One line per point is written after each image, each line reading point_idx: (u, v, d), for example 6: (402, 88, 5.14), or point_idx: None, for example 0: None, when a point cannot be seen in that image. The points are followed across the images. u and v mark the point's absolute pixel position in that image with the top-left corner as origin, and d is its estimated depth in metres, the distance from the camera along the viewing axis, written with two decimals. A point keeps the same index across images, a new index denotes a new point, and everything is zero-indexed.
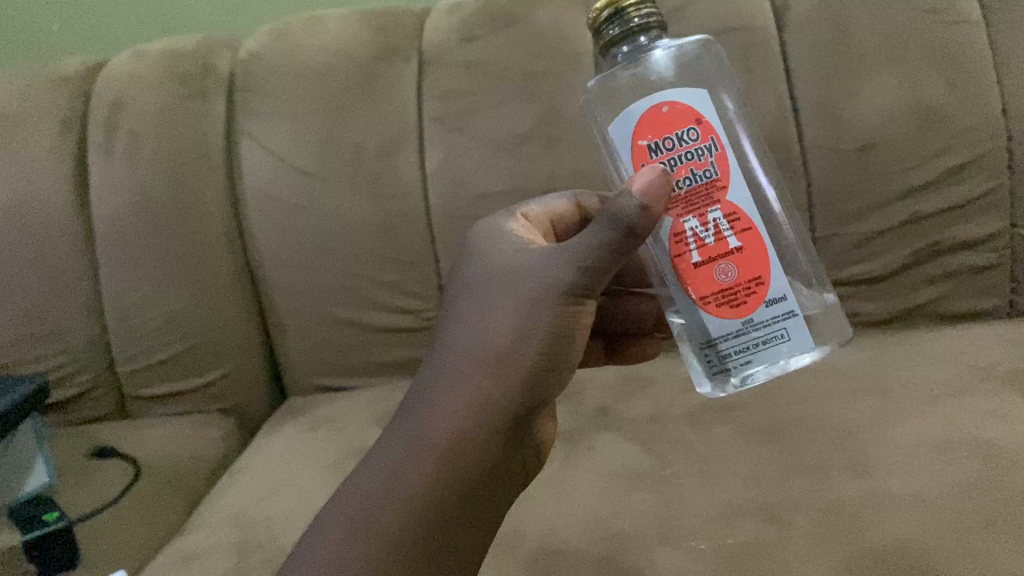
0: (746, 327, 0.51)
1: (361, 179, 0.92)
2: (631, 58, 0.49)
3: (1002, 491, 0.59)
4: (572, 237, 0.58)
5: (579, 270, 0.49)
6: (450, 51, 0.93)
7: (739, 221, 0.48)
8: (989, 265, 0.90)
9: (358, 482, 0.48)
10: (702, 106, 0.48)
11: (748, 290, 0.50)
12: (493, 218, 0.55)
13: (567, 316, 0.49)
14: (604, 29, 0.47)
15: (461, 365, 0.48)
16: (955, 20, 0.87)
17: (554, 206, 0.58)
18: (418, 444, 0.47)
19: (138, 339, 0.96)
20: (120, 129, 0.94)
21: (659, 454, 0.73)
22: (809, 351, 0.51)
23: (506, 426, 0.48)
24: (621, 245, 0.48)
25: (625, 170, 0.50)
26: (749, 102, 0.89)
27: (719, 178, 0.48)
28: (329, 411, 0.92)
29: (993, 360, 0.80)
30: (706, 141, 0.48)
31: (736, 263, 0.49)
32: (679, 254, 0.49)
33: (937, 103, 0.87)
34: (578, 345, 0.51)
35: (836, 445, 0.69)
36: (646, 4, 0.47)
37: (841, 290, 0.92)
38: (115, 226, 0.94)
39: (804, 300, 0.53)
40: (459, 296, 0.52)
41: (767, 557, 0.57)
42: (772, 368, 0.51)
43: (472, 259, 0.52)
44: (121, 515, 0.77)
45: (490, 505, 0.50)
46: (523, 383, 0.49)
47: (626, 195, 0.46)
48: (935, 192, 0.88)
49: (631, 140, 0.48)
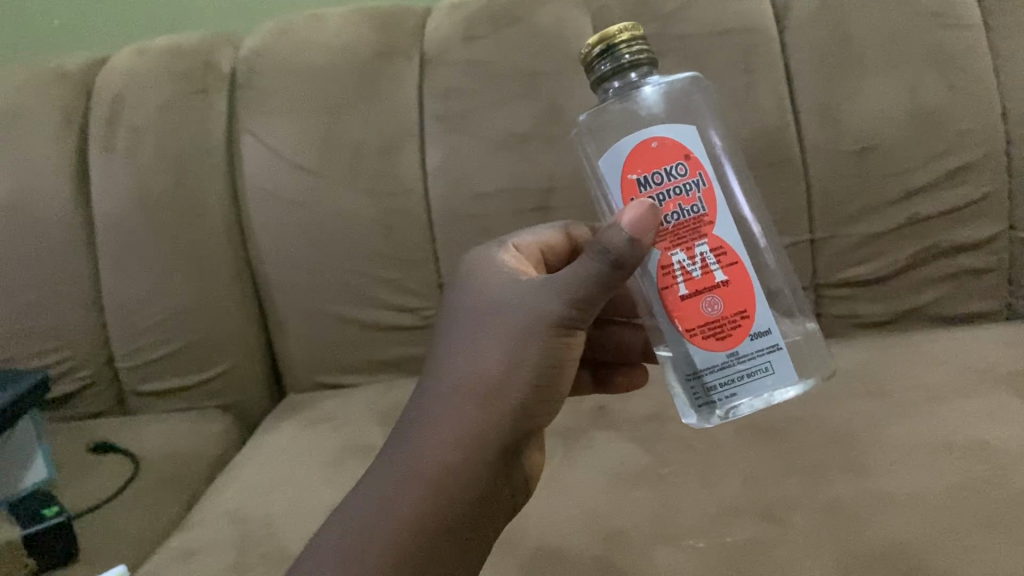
0: (731, 360, 0.46)
1: (361, 177, 0.90)
2: (621, 94, 0.44)
3: (1005, 497, 0.57)
4: (563, 268, 0.55)
5: (569, 302, 0.45)
6: (452, 50, 0.90)
7: (726, 256, 0.45)
8: (987, 267, 0.85)
9: (345, 517, 0.45)
10: (690, 142, 0.44)
11: (734, 323, 0.45)
12: (480, 249, 0.52)
13: (557, 349, 0.46)
14: (594, 66, 0.44)
15: (445, 398, 0.46)
16: (955, 23, 0.82)
17: (545, 236, 0.54)
18: (404, 477, 0.44)
19: (140, 334, 0.95)
20: (120, 125, 0.94)
21: (659, 451, 0.70)
22: (796, 384, 0.46)
23: (493, 461, 0.45)
24: (610, 279, 0.44)
25: (612, 205, 0.46)
26: (748, 102, 0.84)
27: (707, 213, 0.44)
28: (325, 410, 0.90)
29: (993, 361, 0.76)
30: (694, 177, 0.44)
31: (722, 297, 0.45)
32: (666, 287, 0.45)
33: (937, 106, 0.82)
34: (567, 379, 0.47)
35: (832, 445, 0.67)
36: (638, 40, 0.43)
37: (838, 291, 0.88)
38: (116, 221, 0.93)
39: (787, 330, 0.48)
40: (444, 331, 0.49)
41: (766, 556, 0.56)
42: (756, 401, 0.46)
43: (456, 294, 0.49)
44: (120, 512, 0.77)
45: (480, 537, 0.47)
46: (510, 417, 0.45)
47: (615, 229, 0.43)
48: (933, 197, 0.84)
49: (620, 174, 0.45)
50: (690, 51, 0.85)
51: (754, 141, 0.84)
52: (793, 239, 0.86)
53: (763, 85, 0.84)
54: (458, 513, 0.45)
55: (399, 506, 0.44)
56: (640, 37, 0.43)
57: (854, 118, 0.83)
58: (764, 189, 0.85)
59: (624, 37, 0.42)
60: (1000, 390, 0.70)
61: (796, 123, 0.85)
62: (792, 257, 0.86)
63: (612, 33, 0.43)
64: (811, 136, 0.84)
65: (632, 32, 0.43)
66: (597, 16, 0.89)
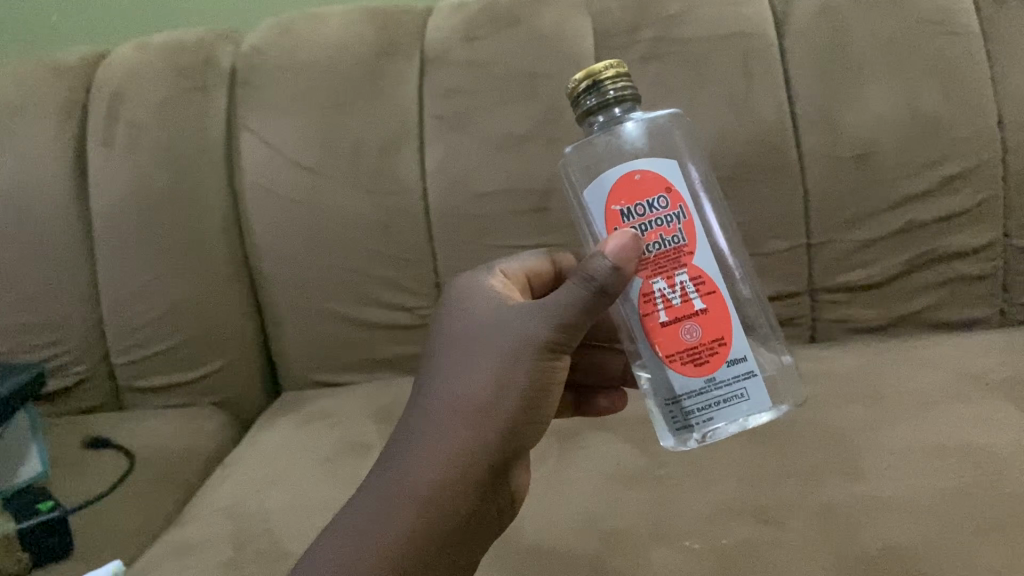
0: (708, 386, 0.46)
1: (360, 175, 0.90)
2: (606, 128, 0.45)
3: (999, 501, 0.57)
4: (548, 295, 0.55)
5: (555, 325, 0.46)
6: (453, 50, 0.91)
7: (704, 285, 0.45)
8: (982, 275, 0.86)
9: (336, 529, 0.45)
10: (671, 175, 0.45)
11: (711, 350, 0.46)
12: (468, 276, 0.52)
13: (544, 373, 0.46)
14: (580, 101, 0.45)
15: (436, 418, 0.46)
16: (953, 32, 0.83)
17: (531, 263, 0.55)
18: (395, 496, 0.44)
19: (135, 331, 0.94)
20: (120, 120, 0.93)
21: (654, 453, 0.71)
22: (769, 411, 0.47)
23: (482, 482, 0.45)
24: (594, 304, 0.45)
25: (596, 236, 0.47)
26: (748, 107, 0.84)
27: (686, 244, 0.45)
28: (322, 407, 0.90)
29: (988, 366, 0.76)
30: (675, 209, 0.45)
31: (701, 324, 0.46)
32: (646, 314, 0.46)
33: (934, 114, 0.82)
34: (553, 401, 0.47)
35: (827, 448, 0.67)
36: (623, 77, 0.44)
37: (835, 296, 0.88)
38: (114, 216, 0.92)
39: (762, 361, 0.49)
40: (434, 353, 0.49)
41: (761, 556, 0.56)
42: (732, 426, 0.47)
43: (447, 317, 0.50)
44: (116, 507, 0.77)
45: (468, 553, 0.47)
46: (499, 438, 0.45)
47: (598, 257, 0.44)
48: (929, 204, 0.84)
49: (603, 206, 0.45)
50: (690, 54, 0.85)
51: (752, 146, 0.84)
52: (789, 243, 0.86)
53: (761, 90, 0.84)
54: (447, 532, 0.45)
55: (391, 523, 0.44)
56: (625, 74, 0.44)
57: (852, 125, 0.83)
58: (762, 193, 0.85)
59: (610, 73, 0.44)
60: (995, 396, 0.71)
61: (794, 128, 0.85)
62: (789, 263, 0.87)
63: (598, 69, 0.44)
64: (808, 141, 0.84)
65: (618, 68, 0.44)
66: (598, 18, 0.89)
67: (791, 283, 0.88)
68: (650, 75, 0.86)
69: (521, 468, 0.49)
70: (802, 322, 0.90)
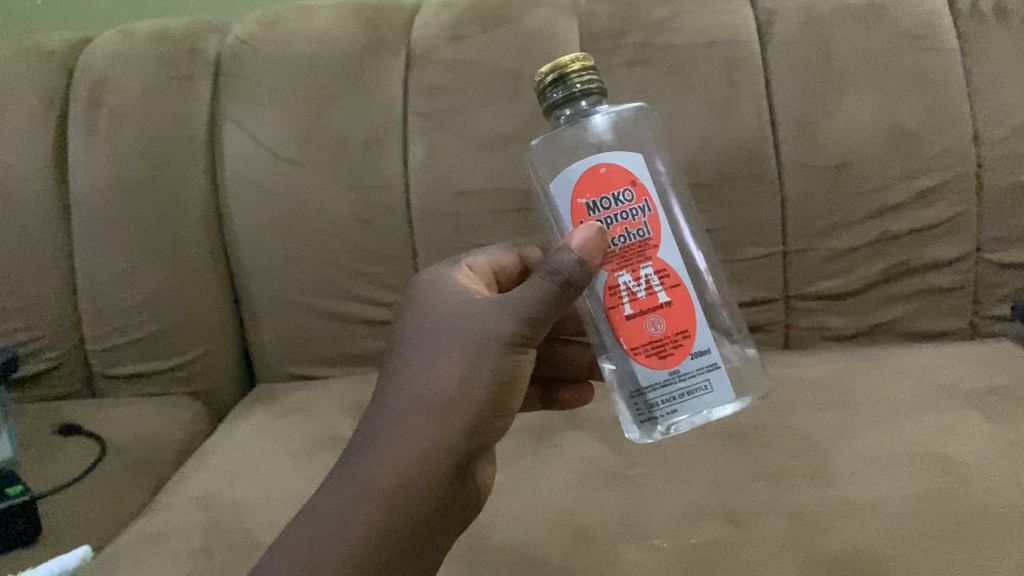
0: (672, 378, 0.47)
1: (343, 170, 0.90)
2: (572, 121, 0.46)
3: (963, 510, 0.58)
4: (514, 288, 0.56)
5: (521, 319, 0.46)
6: (439, 48, 0.91)
7: (669, 278, 0.46)
8: (953, 287, 0.87)
9: (303, 523, 0.45)
10: (636, 168, 0.45)
11: (675, 342, 0.46)
12: (433, 269, 0.52)
13: (509, 366, 0.47)
14: (546, 94, 0.45)
15: (401, 411, 0.46)
16: (932, 47, 0.84)
17: (498, 257, 0.55)
18: (361, 491, 0.44)
19: (111, 318, 0.94)
20: (102, 106, 0.93)
21: (627, 453, 0.71)
22: (733, 403, 0.47)
23: (448, 475, 0.46)
24: (560, 298, 0.46)
25: (561, 229, 0.47)
26: (730, 114, 0.85)
27: (651, 237, 0.46)
28: (296, 400, 0.90)
29: (956, 376, 0.77)
30: (640, 203, 0.46)
31: (665, 317, 0.46)
32: (612, 307, 0.46)
33: (912, 127, 0.84)
34: (518, 394, 0.48)
35: (798, 453, 0.68)
36: (589, 71, 0.44)
37: (809, 304, 0.89)
38: (93, 202, 0.92)
39: (726, 352, 0.50)
40: (397, 346, 0.49)
41: (729, 557, 0.57)
42: (695, 418, 0.48)
43: (409, 312, 0.50)
44: (87, 493, 0.76)
45: (431, 546, 0.47)
46: (465, 432, 0.46)
47: (564, 251, 0.44)
48: (905, 215, 0.85)
49: (569, 199, 0.46)
50: (674, 60, 0.86)
51: (733, 153, 0.85)
52: (766, 250, 0.87)
53: (743, 98, 0.85)
54: (413, 526, 0.45)
55: (357, 518, 0.44)
56: (590, 68, 0.44)
57: (830, 136, 0.84)
58: (740, 200, 0.86)
59: (576, 67, 0.44)
60: (963, 407, 0.72)
61: (774, 137, 0.86)
62: (764, 270, 0.88)
63: (564, 63, 0.44)
64: (787, 150, 0.85)
65: (584, 62, 0.44)
66: (584, 21, 0.90)
67: (766, 290, 0.89)
68: (634, 80, 0.87)
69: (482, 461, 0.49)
70: (776, 328, 0.91)
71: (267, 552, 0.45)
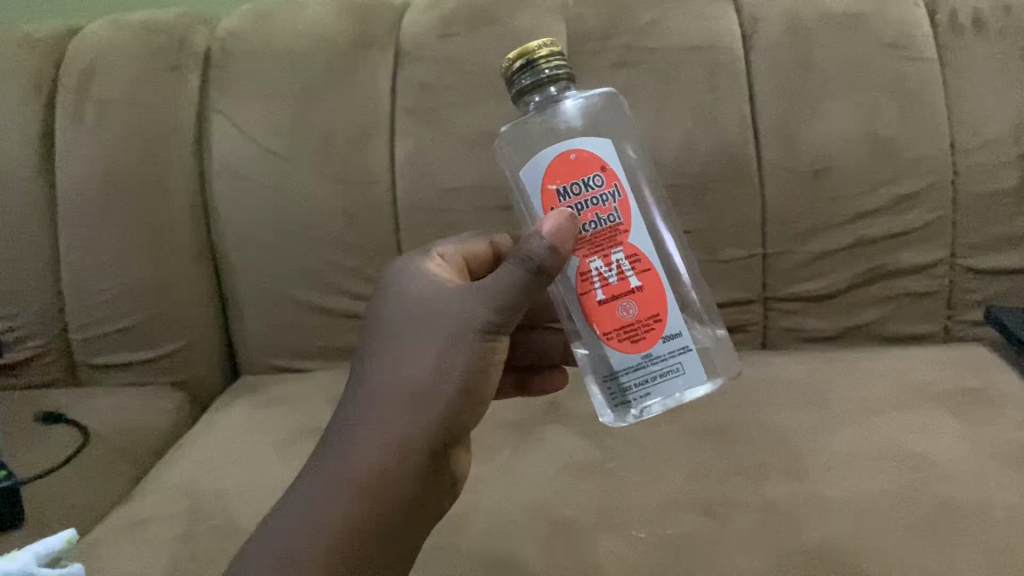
0: (645, 361, 0.48)
1: (330, 164, 0.91)
2: (541, 108, 0.46)
3: (932, 505, 0.60)
4: (486, 276, 0.57)
5: (494, 307, 0.47)
6: (428, 45, 0.92)
7: (640, 262, 0.47)
8: (928, 291, 0.89)
9: (282, 512, 0.46)
10: (607, 154, 0.46)
11: (647, 326, 0.48)
12: (406, 259, 0.53)
13: (484, 353, 0.48)
14: (516, 80, 0.45)
15: (375, 401, 0.47)
16: (912, 56, 0.86)
17: (470, 245, 0.56)
18: (337, 484, 0.45)
19: (96, 306, 0.94)
20: (91, 95, 0.93)
21: (606, 446, 0.72)
22: (704, 383, 0.49)
23: (425, 463, 0.47)
24: (532, 284, 0.47)
25: (533, 215, 0.48)
26: (713, 118, 0.87)
27: (622, 222, 0.47)
28: (279, 392, 0.91)
29: (929, 378, 0.79)
30: (610, 187, 0.47)
31: (636, 302, 0.47)
32: (584, 293, 0.48)
33: (891, 134, 0.86)
34: (494, 381, 0.49)
35: (773, 448, 0.69)
36: (557, 56, 0.45)
37: (787, 305, 0.91)
38: (78, 191, 0.92)
39: (698, 334, 0.51)
40: (373, 336, 0.50)
41: (705, 549, 0.58)
42: (668, 400, 0.49)
43: (384, 302, 0.51)
44: (70, 480, 0.77)
45: (411, 533, 0.48)
46: (440, 420, 0.47)
47: (536, 237, 0.45)
48: (882, 219, 0.87)
49: (540, 185, 0.47)
50: (659, 64, 0.88)
51: (715, 156, 0.87)
52: (745, 252, 0.89)
53: (726, 102, 0.87)
54: (390, 516, 0.46)
55: (333, 510, 0.45)
56: (558, 53, 0.45)
57: (811, 141, 0.86)
58: (721, 202, 0.88)
59: (544, 52, 0.44)
60: (934, 407, 0.74)
61: (755, 140, 0.87)
62: (744, 271, 0.89)
63: (532, 48, 0.44)
64: (768, 153, 0.87)
65: (551, 47, 0.45)
66: (572, 23, 0.91)
67: (744, 290, 0.90)
68: (620, 82, 0.88)
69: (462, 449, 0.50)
70: (754, 329, 0.92)
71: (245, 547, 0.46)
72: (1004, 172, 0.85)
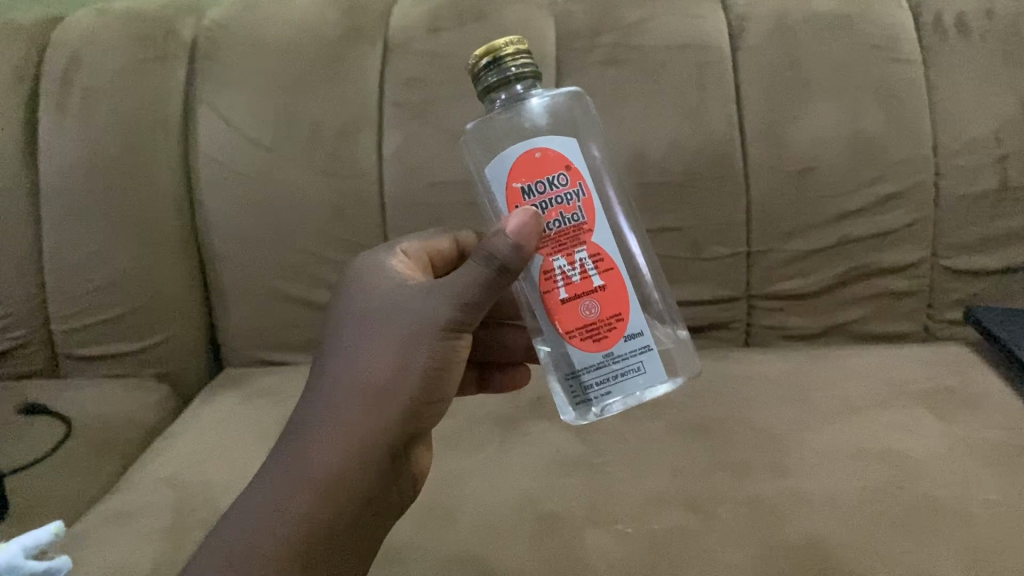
0: (606, 360, 0.49)
1: (316, 157, 0.91)
2: (508, 105, 0.46)
3: (914, 502, 0.61)
4: (450, 272, 0.57)
5: (455, 305, 0.47)
6: (416, 39, 0.92)
7: (603, 262, 0.47)
8: (908, 290, 0.90)
9: (241, 509, 0.46)
10: (571, 153, 0.47)
11: (609, 325, 0.48)
12: (368, 254, 0.53)
13: (444, 351, 0.47)
14: (481, 77, 0.45)
15: (333, 400, 0.46)
16: (897, 58, 0.87)
17: (433, 242, 0.57)
18: (295, 482, 0.45)
19: (77, 298, 0.93)
20: (75, 85, 0.92)
21: (592, 441, 0.73)
22: (665, 382, 0.49)
23: (383, 463, 0.47)
24: (495, 283, 0.47)
25: (498, 212, 0.48)
26: (700, 116, 0.87)
27: (585, 222, 0.47)
28: (263, 384, 0.91)
29: (910, 376, 0.80)
30: (574, 186, 0.47)
31: (599, 301, 0.48)
32: (547, 291, 0.48)
33: (874, 135, 0.86)
34: (455, 379, 0.49)
35: (759, 445, 0.70)
36: (523, 53, 0.45)
37: (769, 303, 0.92)
38: (61, 181, 0.91)
39: (658, 334, 0.51)
40: (334, 333, 0.49)
41: (691, 544, 0.59)
42: (629, 399, 0.49)
43: (347, 298, 0.50)
44: (54, 471, 0.76)
45: (372, 530, 0.48)
46: (400, 417, 0.47)
47: (499, 236, 0.45)
48: (864, 219, 0.88)
49: (505, 183, 0.47)
50: (647, 62, 0.88)
51: (701, 154, 0.87)
52: (729, 251, 0.90)
53: (712, 101, 0.87)
54: (350, 515, 0.46)
55: (287, 510, 0.45)
56: (524, 51, 0.45)
57: (795, 141, 0.87)
58: (707, 200, 0.88)
59: (510, 50, 0.44)
60: (915, 405, 0.75)
61: (740, 139, 0.88)
62: (728, 269, 0.90)
63: (498, 46, 0.44)
64: (753, 153, 0.87)
65: (517, 45, 0.44)
66: (560, 20, 0.91)
67: (728, 288, 0.91)
68: (608, 80, 0.88)
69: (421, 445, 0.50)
70: (737, 326, 0.94)
71: (202, 544, 0.46)
72: (985, 174, 0.86)
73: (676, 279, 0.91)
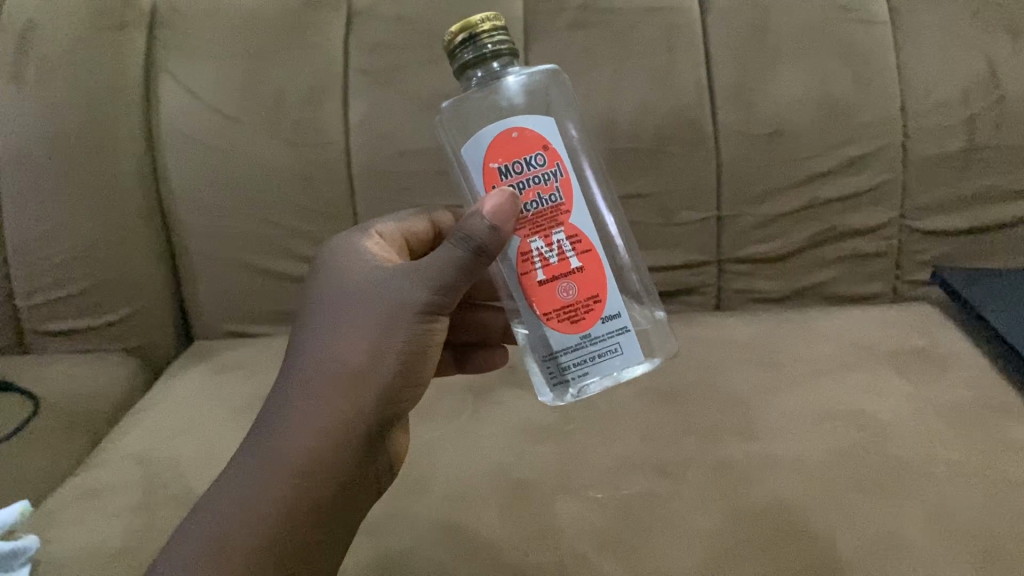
0: (584, 341, 0.49)
1: (282, 127, 0.90)
2: (483, 83, 0.46)
3: (880, 463, 0.62)
4: (427, 254, 0.57)
5: (431, 288, 0.47)
6: (381, 4, 0.90)
7: (580, 243, 0.47)
8: (878, 252, 0.91)
9: (215, 496, 0.45)
10: (549, 132, 0.46)
11: (586, 307, 0.48)
12: (344, 236, 0.53)
13: (420, 336, 0.47)
14: (457, 54, 0.44)
15: (308, 387, 0.46)
16: (866, 19, 0.86)
17: (409, 223, 0.56)
18: (269, 469, 0.45)
19: (41, 271, 0.92)
20: (30, 52, 0.88)
21: (563, 409, 0.73)
22: (641, 363, 0.50)
23: (359, 449, 0.46)
24: (472, 265, 0.46)
25: (474, 191, 0.48)
26: (669, 80, 0.87)
27: (563, 203, 0.47)
28: (234, 357, 0.90)
29: (878, 338, 0.81)
30: (552, 167, 0.46)
31: (577, 282, 0.47)
32: (524, 273, 0.47)
33: (844, 97, 0.86)
34: (430, 363, 0.49)
35: (727, 409, 0.71)
36: (499, 30, 0.44)
37: (739, 267, 0.92)
38: (19, 154, 0.89)
39: (635, 315, 0.51)
40: (308, 317, 0.49)
41: (661, 509, 0.59)
42: (606, 380, 0.50)
43: (322, 281, 0.50)
44: (21, 450, 0.76)
45: (348, 516, 0.48)
46: (376, 403, 0.46)
47: (476, 217, 0.44)
48: (834, 183, 0.88)
49: (481, 163, 0.46)
50: (615, 25, 0.87)
51: (671, 119, 0.87)
52: (700, 216, 0.90)
53: (682, 65, 0.87)
54: (326, 501, 0.46)
55: (262, 498, 0.44)
56: (501, 27, 0.44)
57: (765, 104, 0.86)
58: (677, 165, 0.88)
59: (486, 27, 0.43)
60: (882, 367, 0.76)
61: (710, 103, 0.87)
62: (698, 234, 0.90)
63: (474, 23, 0.43)
64: (723, 117, 0.87)
65: (494, 21, 0.43)
66: None
67: (699, 253, 0.91)
68: (577, 44, 0.88)
69: (397, 429, 0.50)
70: (707, 290, 0.94)
71: (169, 542, 0.45)
72: (953, 135, 0.86)
73: (647, 244, 0.91)
